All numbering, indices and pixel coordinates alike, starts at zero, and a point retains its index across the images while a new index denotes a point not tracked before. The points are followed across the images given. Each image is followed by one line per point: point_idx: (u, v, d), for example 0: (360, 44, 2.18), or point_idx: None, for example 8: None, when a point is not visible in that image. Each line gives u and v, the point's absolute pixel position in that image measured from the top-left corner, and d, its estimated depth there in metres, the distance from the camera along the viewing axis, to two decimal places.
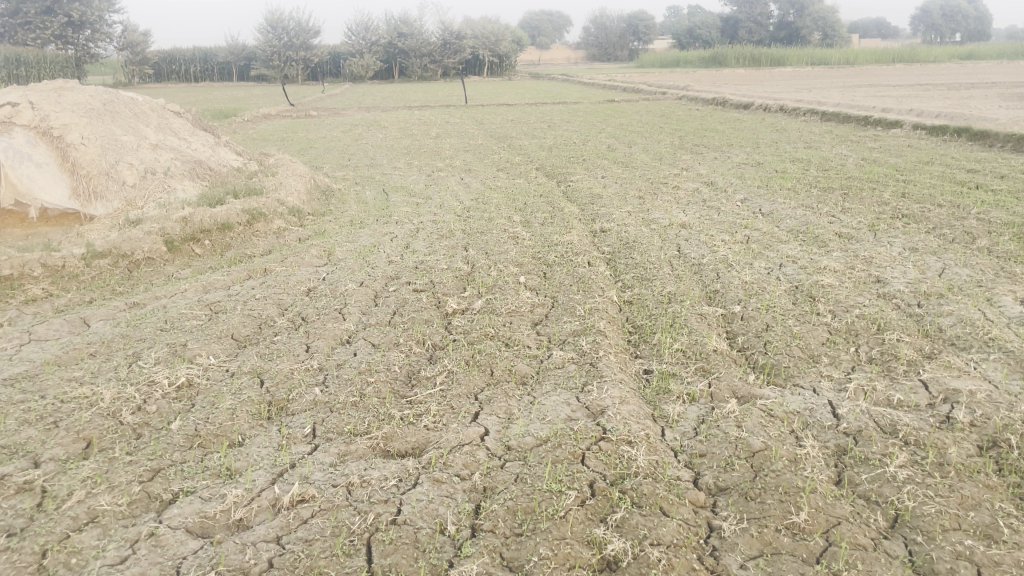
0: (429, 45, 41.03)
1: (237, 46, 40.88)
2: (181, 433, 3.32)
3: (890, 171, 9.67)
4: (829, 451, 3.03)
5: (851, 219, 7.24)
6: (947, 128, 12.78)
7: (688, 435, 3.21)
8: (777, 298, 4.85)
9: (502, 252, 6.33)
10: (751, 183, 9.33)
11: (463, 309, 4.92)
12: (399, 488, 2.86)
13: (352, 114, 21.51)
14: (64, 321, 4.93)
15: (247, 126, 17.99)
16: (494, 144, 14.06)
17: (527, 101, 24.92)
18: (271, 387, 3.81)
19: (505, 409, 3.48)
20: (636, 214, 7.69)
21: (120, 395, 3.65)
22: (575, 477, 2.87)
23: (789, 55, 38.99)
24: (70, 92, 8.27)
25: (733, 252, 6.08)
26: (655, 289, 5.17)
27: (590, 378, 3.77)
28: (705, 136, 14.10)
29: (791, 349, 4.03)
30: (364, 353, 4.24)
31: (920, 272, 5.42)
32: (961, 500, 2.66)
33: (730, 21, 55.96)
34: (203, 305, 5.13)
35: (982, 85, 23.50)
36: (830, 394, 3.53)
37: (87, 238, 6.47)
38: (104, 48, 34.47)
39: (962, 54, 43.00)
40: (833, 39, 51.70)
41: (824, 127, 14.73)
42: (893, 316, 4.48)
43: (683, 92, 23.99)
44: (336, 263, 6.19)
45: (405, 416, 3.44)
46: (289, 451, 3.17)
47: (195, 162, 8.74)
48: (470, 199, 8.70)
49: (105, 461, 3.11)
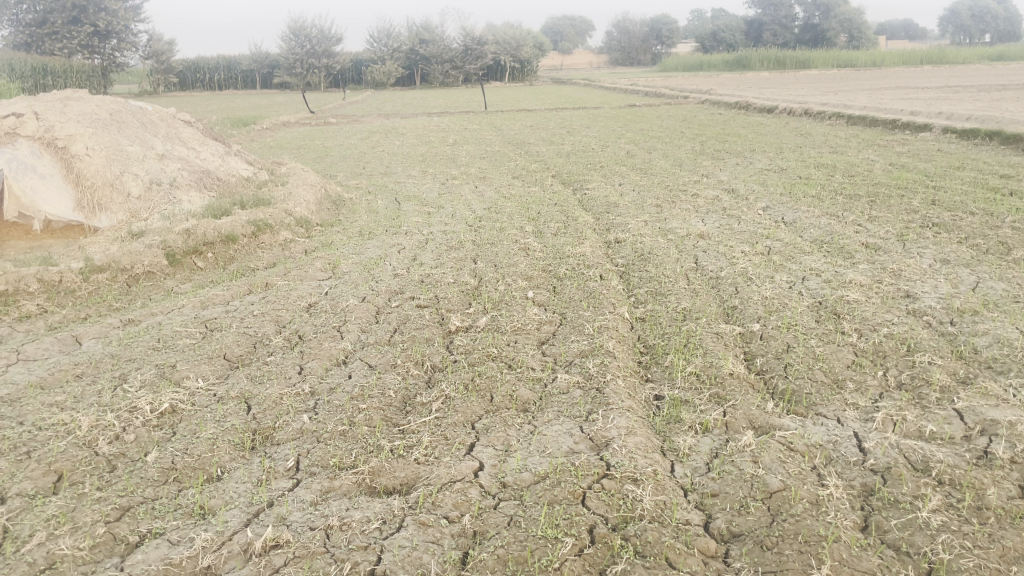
0: (450, 51, 40.91)
1: (260, 54, 41.13)
2: (157, 466, 3.12)
3: (919, 177, 9.31)
4: (854, 492, 2.76)
5: (878, 228, 6.93)
6: (978, 132, 12.39)
7: (699, 471, 2.96)
8: (799, 315, 4.57)
9: (511, 264, 6.09)
10: (773, 190, 9.04)
11: (467, 327, 4.68)
12: (382, 532, 2.63)
13: (370, 121, 21.41)
14: (54, 340, 4.76)
15: (265, 134, 17.92)
16: (511, 151, 13.85)
17: (547, 106, 24.75)
18: (257, 415, 3.60)
19: (502, 440, 3.24)
20: (653, 224, 7.43)
21: (99, 423, 3.45)
22: (573, 521, 2.62)
23: (813, 58, 38.54)
24: (76, 102, 8.18)
25: (753, 264, 5.80)
26: (669, 305, 4.92)
27: (595, 405, 3.51)
28: (727, 140, 13.81)
29: (814, 373, 3.75)
30: (359, 375, 4.02)
31: (952, 286, 5.11)
32: (1003, 553, 2.39)
33: (754, 24, 55.46)
34: (198, 322, 4.94)
35: (1013, 87, 22.92)
36: (855, 425, 3.25)
37: (87, 251, 6.32)
38: (129, 57, 34.67)
39: (992, 56, 42.29)
40: (859, 40, 51.10)
41: (849, 131, 14.37)
42: (923, 335, 4.18)
43: (705, 96, 23.71)
44: (340, 277, 5.99)
45: (395, 448, 3.21)
46: (268, 488, 2.96)
47: (203, 172, 8.62)
48: (482, 208, 8.48)
49: (73, 497, 2.90)
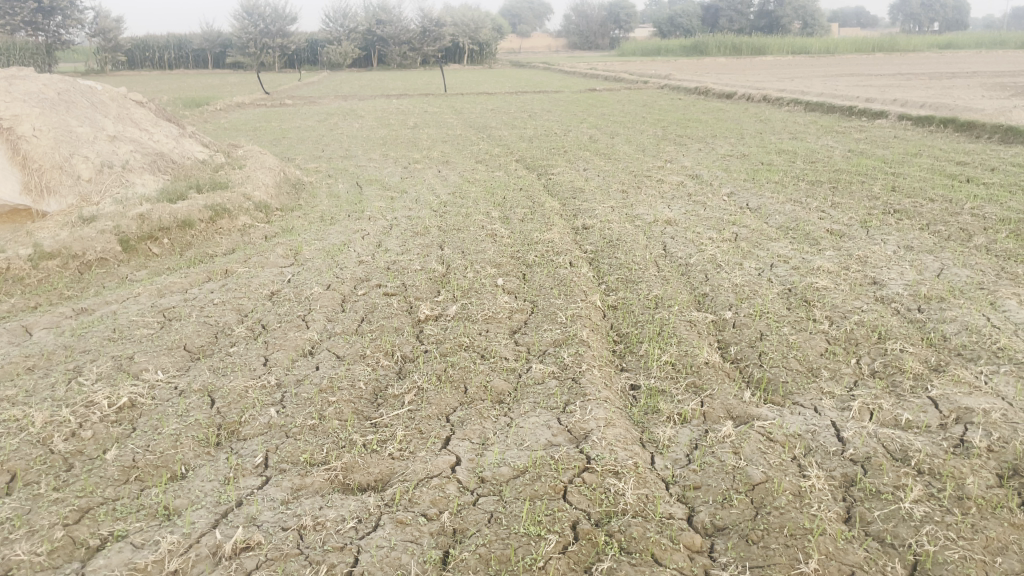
0: (408, 33, 40.33)
1: (212, 34, 40.10)
2: (117, 465, 2.97)
3: (878, 164, 9.41)
4: (836, 483, 2.75)
5: (841, 214, 6.98)
6: (933, 120, 12.60)
7: (680, 463, 2.91)
8: (770, 302, 4.56)
9: (479, 251, 5.99)
10: (736, 176, 9.06)
11: (437, 315, 4.59)
12: (358, 531, 2.54)
13: (327, 102, 21.01)
14: (3, 331, 4.54)
15: (219, 116, 17.49)
16: (474, 134, 13.69)
17: (507, 89, 24.60)
18: (222, 408, 3.46)
19: (479, 433, 3.16)
20: (619, 210, 7.38)
21: (53, 419, 3.28)
22: (555, 517, 2.56)
23: (770, 44, 38.90)
24: (22, 81, 7.85)
25: (722, 251, 5.79)
26: (640, 292, 4.88)
27: (572, 396, 3.45)
28: (688, 126, 13.85)
29: (789, 362, 3.74)
30: (328, 366, 3.90)
31: (917, 273, 5.16)
32: (987, 543, 2.39)
33: (711, 10, 55.80)
34: (156, 311, 4.76)
35: (963, 75, 23.38)
36: (832, 414, 3.24)
37: (36, 237, 6.05)
38: (75, 34, 33.52)
39: (942, 44, 43.17)
40: (813, 28, 51.72)
41: (807, 118, 14.51)
42: (894, 322, 4.20)
43: (665, 81, 23.79)
44: (303, 264, 5.83)
45: (368, 442, 3.11)
46: (236, 486, 2.84)
47: (157, 155, 8.33)
48: (447, 193, 8.36)
49: (28, 499, 2.74)
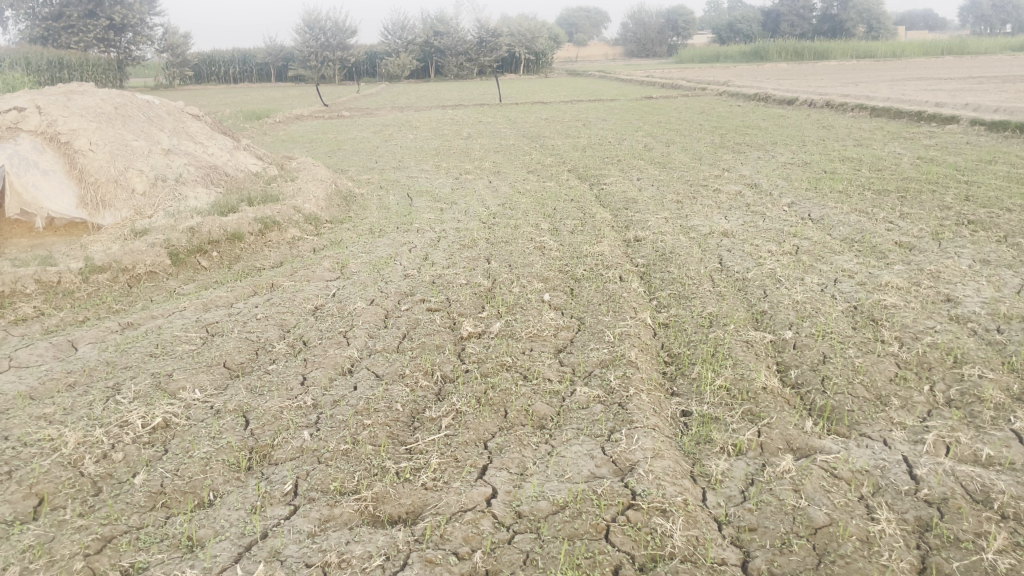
0: (464, 44, 40.42)
1: (275, 47, 40.92)
2: (145, 490, 2.88)
3: (950, 171, 8.95)
4: (909, 527, 2.49)
5: (911, 226, 6.60)
6: (1009, 124, 11.98)
7: (733, 501, 2.69)
8: (834, 321, 4.28)
9: (527, 264, 5.84)
10: (798, 185, 8.71)
11: (480, 333, 4.43)
12: (385, 570, 2.39)
13: (384, 114, 21.15)
14: (49, 345, 4.53)
15: (278, 127, 17.76)
16: (527, 144, 13.54)
17: (564, 98, 24.39)
18: (256, 430, 3.36)
19: (519, 463, 2.99)
20: (674, 221, 7.14)
21: (86, 440, 3.20)
22: (596, 561, 2.38)
23: (833, 49, 37.88)
24: (80, 96, 7.97)
25: (781, 265, 5.50)
26: (694, 309, 4.65)
27: (618, 423, 3.25)
28: (747, 133, 13.47)
29: (854, 388, 3.46)
30: (365, 387, 3.78)
31: (996, 290, 4.80)
32: None
33: (772, 14, 54.77)
34: (199, 326, 4.71)
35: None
36: (904, 448, 2.97)
37: (88, 250, 6.10)
38: (144, 50, 34.46)
39: (1016, 45, 41.55)
40: (877, 31, 50.23)
41: (873, 124, 13.96)
42: (971, 344, 3.88)
43: (724, 88, 23.27)
44: (348, 277, 5.75)
45: (402, 471, 2.97)
46: (263, 516, 2.72)
47: (210, 167, 8.40)
48: (497, 205, 8.22)
49: (53, 524, 2.66)
